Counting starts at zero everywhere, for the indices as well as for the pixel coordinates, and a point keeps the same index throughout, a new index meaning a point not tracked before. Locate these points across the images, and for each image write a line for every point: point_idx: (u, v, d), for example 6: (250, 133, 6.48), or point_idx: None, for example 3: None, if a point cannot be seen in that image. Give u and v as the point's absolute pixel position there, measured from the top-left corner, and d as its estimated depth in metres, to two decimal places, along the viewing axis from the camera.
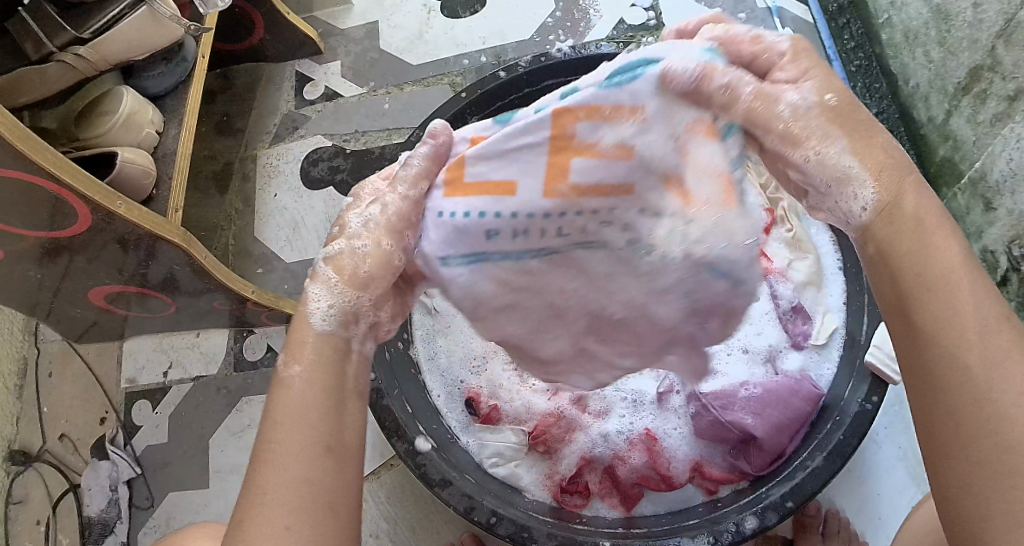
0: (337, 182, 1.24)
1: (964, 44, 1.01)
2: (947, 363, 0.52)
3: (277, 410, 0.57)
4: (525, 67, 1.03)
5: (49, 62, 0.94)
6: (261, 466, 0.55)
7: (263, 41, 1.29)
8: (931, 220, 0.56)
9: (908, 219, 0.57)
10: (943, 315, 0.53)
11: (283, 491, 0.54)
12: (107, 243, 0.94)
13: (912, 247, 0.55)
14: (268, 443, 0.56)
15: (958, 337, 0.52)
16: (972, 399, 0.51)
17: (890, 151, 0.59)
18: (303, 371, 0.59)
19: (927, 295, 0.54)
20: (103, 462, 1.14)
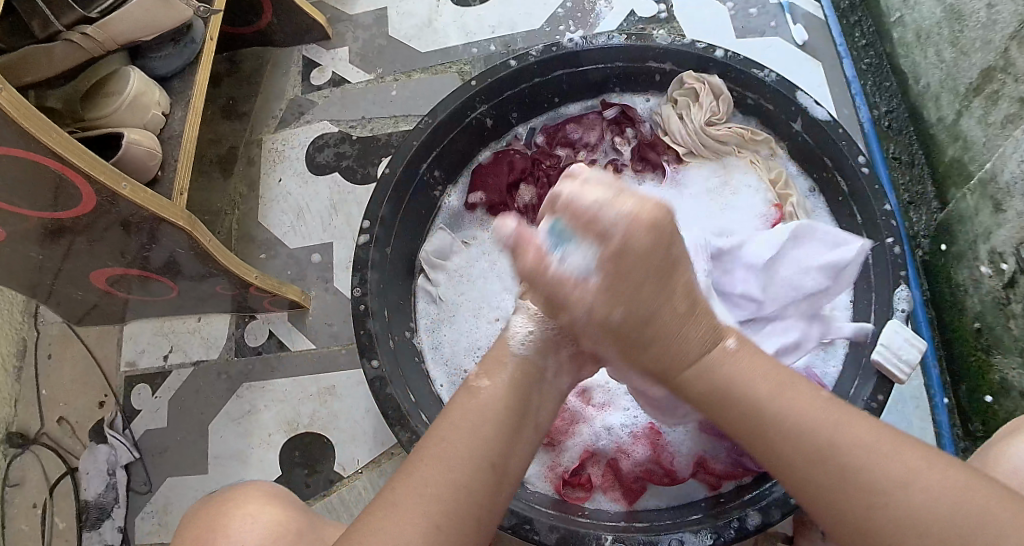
0: (342, 168, 1.23)
1: (977, 45, 1.00)
2: (815, 485, 0.60)
3: (462, 409, 0.67)
4: (535, 56, 1.01)
5: (55, 42, 0.93)
6: (428, 458, 0.63)
7: (271, 25, 1.28)
8: (734, 378, 0.65)
9: (720, 379, 0.66)
10: (786, 450, 0.61)
11: (444, 487, 0.61)
12: (111, 225, 0.93)
13: (735, 401, 0.64)
14: (442, 440, 0.64)
15: (812, 461, 0.60)
16: (846, 505, 0.58)
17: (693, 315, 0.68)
18: (496, 386, 0.68)
19: (763, 436, 0.62)
20: (101, 446, 1.13)
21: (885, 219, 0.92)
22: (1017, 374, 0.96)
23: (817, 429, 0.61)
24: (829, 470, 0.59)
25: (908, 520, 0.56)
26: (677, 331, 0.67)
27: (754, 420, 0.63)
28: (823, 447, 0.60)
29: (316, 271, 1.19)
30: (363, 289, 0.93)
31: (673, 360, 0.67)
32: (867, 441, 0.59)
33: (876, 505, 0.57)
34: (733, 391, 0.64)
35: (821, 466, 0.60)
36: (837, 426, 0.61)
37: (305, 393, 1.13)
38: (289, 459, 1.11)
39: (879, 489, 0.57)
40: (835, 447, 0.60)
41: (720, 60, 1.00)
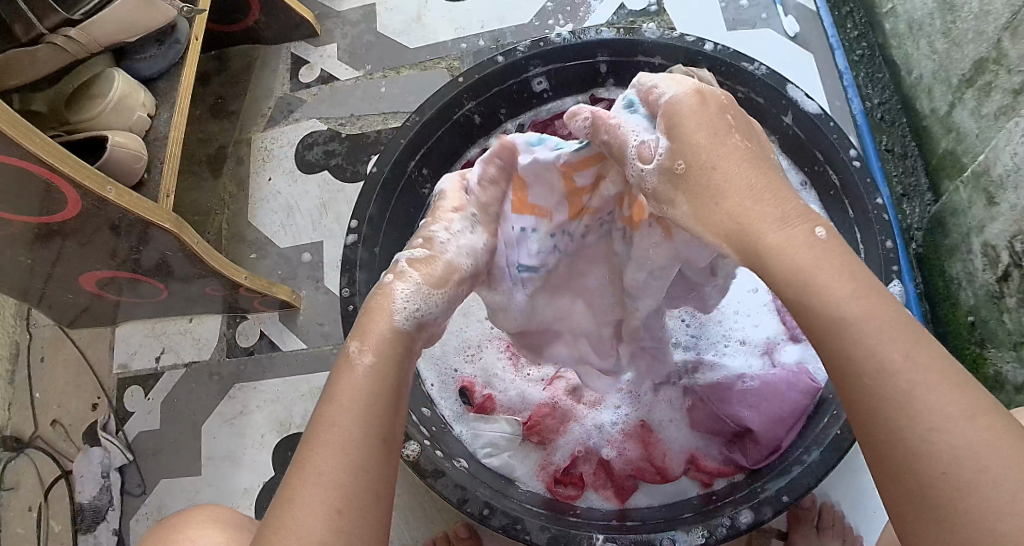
0: (332, 166, 1.23)
1: (969, 36, 1.00)
2: (864, 406, 0.55)
3: (344, 392, 0.61)
4: (523, 52, 1.01)
5: (39, 44, 0.92)
6: (315, 446, 0.58)
7: (258, 23, 1.27)
8: (807, 274, 0.59)
9: (780, 277, 0.60)
10: (853, 376, 0.55)
11: (337, 472, 0.57)
12: (99, 228, 0.93)
13: (806, 298, 0.58)
14: (329, 424, 0.59)
15: (868, 383, 0.54)
16: (891, 441, 0.53)
17: (752, 203, 0.63)
18: (381, 365, 0.63)
19: (830, 343, 0.56)
20: (95, 448, 1.13)
21: (875, 212, 0.92)
22: (1012, 368, 0.96)
23: (890, 350, 0.54)
24: (884, 394, 0.54)
25: (953, 472, 0.51)
26: (750, 213, 0.63)
27: (822, 321, 0.57)
28: (892, 365, 0.54)
29: (306, 270, 1.19)
30: (351, 289, 0.93)
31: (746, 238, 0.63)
32: (936, 386, 0.53)
33: (927, 443, 0.52)
34: (799, 292, 0.59)
35: (872, 384, 0.54)
36: (910, 351, 0.54)
37: (298, 393, 1.13)
38: (282, 459, 1.10)
39: (930, 429, 0.52)
40: (890, 370, 0.54)
41: (709, 53, 0.98)
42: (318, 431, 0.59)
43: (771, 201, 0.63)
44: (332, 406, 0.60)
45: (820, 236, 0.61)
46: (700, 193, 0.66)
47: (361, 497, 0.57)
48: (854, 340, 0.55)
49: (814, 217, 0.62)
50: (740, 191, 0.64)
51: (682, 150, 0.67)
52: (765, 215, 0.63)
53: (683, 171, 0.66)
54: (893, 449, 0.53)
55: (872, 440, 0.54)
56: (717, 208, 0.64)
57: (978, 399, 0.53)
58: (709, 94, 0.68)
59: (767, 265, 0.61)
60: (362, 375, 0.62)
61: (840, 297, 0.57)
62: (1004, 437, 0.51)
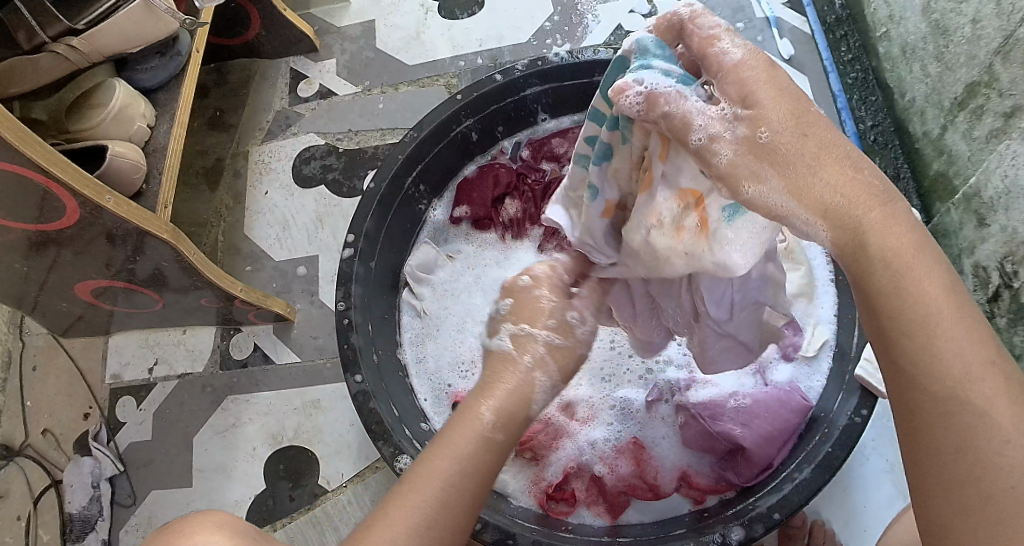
0: (328, 181, 1.23)
1: (961, 60, 1.01)
2: (931, 406, 0.52)
3: (454, 444, 0.62)
4: (521, 70, 1.01)
5: (41, 53, 0.92)
6: (421, 491, 0.59)
7: (259, 37, 1.28)
8: (904, 264, 0.54)
9: (877, 263, 0.55)
10: (931, 373, 0.52)
11: (437, 531, 0.58)
12: (95, 237, 0.93)
13: (901, 293, 0.54)
14: (439, 477, 0.60)
15: (949, 386, 0.52)
16: (961, 448, 0.51)
17: (850, 186, 0.56)
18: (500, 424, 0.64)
19: (913, 337, 0.53)
20: (86, 458, 1.11)
21: None
22: None
23: (966, 358, 0.52)
24: (957, 398, 0.51)
25: (1021, 487, 0.49)
26: (848, 191, 0.56)
27: (914, 314, 0.53)
28: (959, 380, 0.51)
29: (301, 283, 1.19)
30: (346, 303, 0.93)
31: (844, 217, 0.56)
32: (1005, 397, 0.51)
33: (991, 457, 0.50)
34: (900, 277, 0.54)
35: (946, 385, 0.52)
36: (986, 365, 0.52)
37: (291, 406, 1.13)
38: (274, 472, 1.10)
39: (1004, 441, 0.50)
40: (973, 375, 0.51)
41: None
42: (420, 479, 0.59)
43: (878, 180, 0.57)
44: (441, 458, 0.61)
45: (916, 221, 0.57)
46: (778, 164, 0.58)
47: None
48: (942, 340, 0.52)
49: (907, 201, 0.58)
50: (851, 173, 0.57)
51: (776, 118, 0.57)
52: (868, 190, 0.57)
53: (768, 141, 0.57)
54: (954, 456, 0.51)
55: (928, 444, 0.52)
56: (816, 179, 0.57)
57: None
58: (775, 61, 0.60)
59: (866, 245, 0.56)
60: (481, 435, 0.62)
61: (934, 294, 0.53)
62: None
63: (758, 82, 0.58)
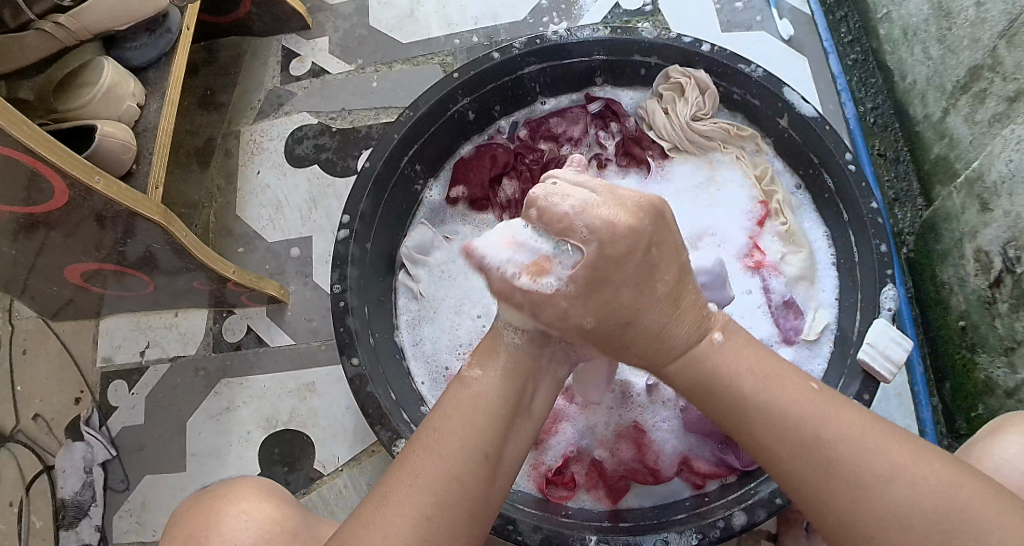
0: (322, 160, 1.21)
1: (964, 43, 1.00)
2: (808, 482, 0.60)
3: (452, 407, 0.65)
4: (519, 49, 0.99)
5: (28, 30, 0.90)
6: (417, 452, 0.63)
7: (250, 14, 1.25)
8: (717, 376, 0.65)
9: (706, 375, 0.65)
10: (775, 433, 0.61)
11: (439, 480, 0.61)
12: (84, 219, 0.91)
13: (730, 394, 0.63)
14: (433, 433, 0.63)
15: (803, 439, 0.60)
16: (834, 479, 0.59)
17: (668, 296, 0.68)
18: (489, 378, 0.67)
19: (755, 434, 0.62)
20: (77, 444, 1.10)
21: (871, 218, 0.91)
22: (1003, 374, 0.96)
23: (808, 426, 0.60)
24: (819, 465, 0.59)
25: (888, 493, 0.57)
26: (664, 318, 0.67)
27: (746, 419, 0.62)
28: (809, 437, 0.60)
29: (295, 265, 1.17)
30: (342, 285, 0.91)
31: (662, 351, 0.67)
32: (839, 421, 0.60)
33: (862, 492, 0.58)
34: (719, 391, 0.64)
35: (812, 458, 0.60)
36: (827, 422, 0.60)
37: (286, 390, 1.11)
38: (268, 456, 1.09)
39: (864, 461, 0.58)
40: (808, 420, 0.61)
41: (707, 55, 0.99)
42: (424, 442, 0.63)
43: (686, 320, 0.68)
44: (439, 421, 0.64)
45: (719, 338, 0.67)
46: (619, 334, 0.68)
47: (452, 512, 0.60)
48: (767, 406, 0.62)
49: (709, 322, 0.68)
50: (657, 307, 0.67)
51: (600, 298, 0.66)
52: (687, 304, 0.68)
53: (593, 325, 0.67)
54: (836, 516, 0.59)
55: (805, 494, 0.60)
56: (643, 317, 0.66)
57: (891, 442, 0.59)
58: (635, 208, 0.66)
59: (692, 359, 0.66)
60: (471, 397, 0.66)
61: (748, 384, 0.63)
62: (928, 466, 0.58)
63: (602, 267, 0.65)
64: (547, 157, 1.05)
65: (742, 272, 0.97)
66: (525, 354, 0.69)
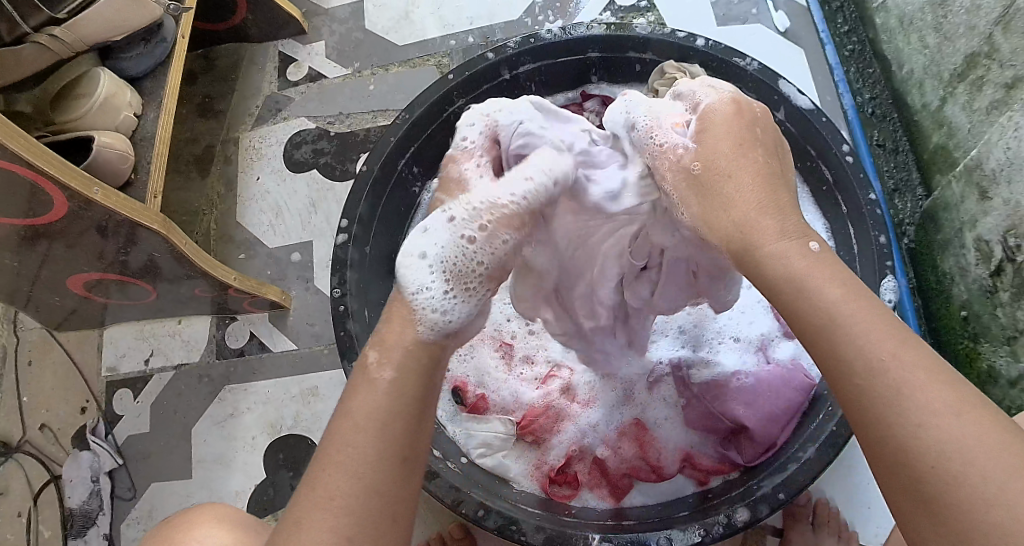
0: (321, 165, 1.22)
1: (960, 31, 0.99)
2: (863, 407, 0.53)
3: (355, 399, 0.58)
4: (513, 48, 1.00)
5: (25, 43, 0.90)
6: (328, 467, 0.56)
7: (246, 20, 1.26)
8: (801, 278, 0.58)
9: (779, 281, 0.59)
10: (848, 353, 0.54)
11: (347, 500, 0.55)
12: (86, 229, 0.91)
13: (810, 309, 0.57)
14: (341, 444, 0.56)
15: (874, 373, 0.53)
16: (899, 419, 0.51)
17: (747, 196, 0.63)
18: (390, 369, 0.60)
19: (824, 340, 0.56)
20: (84, 453, 1.11)
21: (869, 208, 0.92)
22: (1006, 362, 0.96)
23: (877, 347, 0.53)
24: (879, 389, 0.52)
25: (953, 453, 0.49)
26: (749, 211, 0.62)
27: (829, 328, 0.55)
28: (880, 363, 0.53)
29: (296, 270, 1.18)
30: (342, 289, 0.92)
31: (744, 244, 0.62)
32: (917, 366, 0.52)
33: (925, 437, 0.50)
34: (801, 303, 0.58)
35: (878, 381, 0.52)
36: (897, 349, 0.53)
37: (288, 395, 1.12)
38: (273, 461, 1.09)
39: (929, 414, 0.50)
40: (881, 349, 0.53)
41: (702, 49, 0.98)
42: (330, 454, 0.56)
43: (777, 214, 0.62)
44: (344, 425, 0.57)
45: (815, 248, 0.60)
46: (711, 215, 0.65)
47: (375, 524, 0.55)
48: (850, 329, 0.54)
49: (806, 232, 0.61)
50: (755, 193, 0.63)
51: (701, 154, 0.66)
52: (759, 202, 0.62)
53: (699, 172, 0.66)
54: (885, 443, 0.51)
55: (873, 440, 0.52)
56: (722, 212, 0.64)
57: (958, 383, 0.51)
58: (744, 102, 0.68)
59: (759, 254, 0.61)
60: (378, 389, 0.58)
61: (835, 294, 0.56)
62: (990, 421, 0.49)
63: (730, 125, 0.66)
64: None
65: None
66: (435, 342, 0.62)
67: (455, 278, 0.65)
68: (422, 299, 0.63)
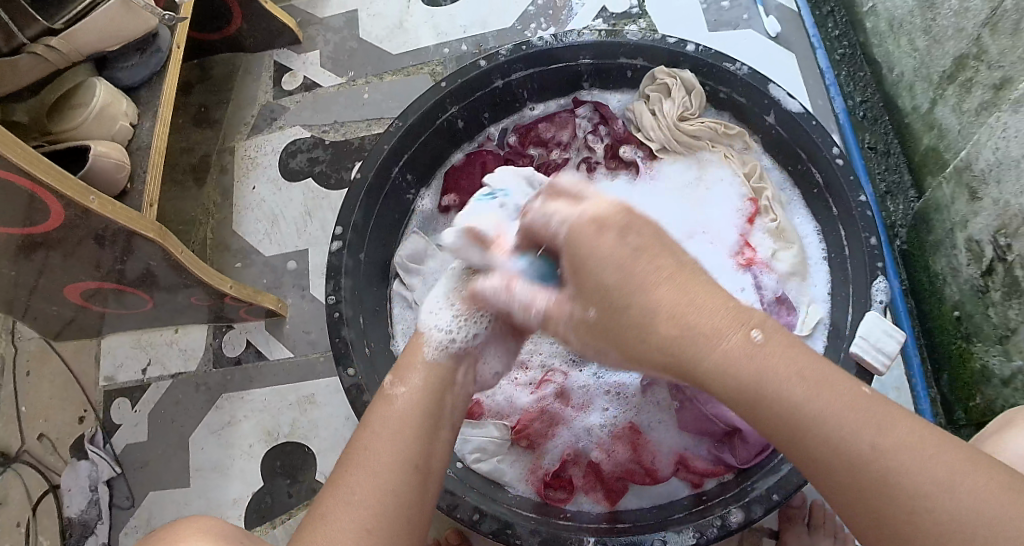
0: (316, 173, 1.22)
1: (949, 33, 1.00)
2: (857, 499, 0.52)
3: (377, 413, 0.65)
4: (505, 56, 1.00)
5: (20, 54, 0.92)
6: (351, 468, 0.60)
7: (241, 30, 1.27)
8: (757, 381, 0.55)
9: (736, 387, 0.56)
10: (828, 449, 0.53)
11: (373, 495, 0.59)
12: (84, 238, 0.92)
13: (776, 409, 0.55)
14: (364, 448, 0.62)
15: (861, 467, 0.52)
16: (897, 504, 0.51)
17: (677, 302, 0.59)
18: (410, 392, 0.67)
19: (802, 442, 0.54)
20: (82, 462, 1.11)
21: (860, 210, 0.91)
22: (998, 361, 0.96)
23: (857, 442, 0.52)
24: (866, 482, 0.52)
25: (954, 526, 0.49)
26: (689, 326, 0.58)
27: (797, 428, 0.54)
28: (868, 455, 0.52)
29: (292, 278, 1.18)
30: (337, 296, 0.92)
31: (689, 353, 0.58)
32: (902, 445, 0.52)
33: (925, 514, 0.50)
34: (765, 409, 0.55)
35: (864, 474, 0.52)
36: (877, 440, 0.52)
37: (285, 403, 1.12)
38: (270, 469, 1.09)
39: (924, 493, 0.50)
40: (860, 438, 0.52)
41: (692, 54, 1.00)
42: (356, 458, 0.61)
43: (707, 314, 0.58)
44: (368, 435, 0.63)
45: (758, 336, 0.57)
46: (638, 337, 0.61)
47: (392, 523, 0.58)
48: (822, 428, 0.53)
49: (745, 319, 0.58)
50: (681, 304, 0.59)
51: (596, 297, 0.64)
52: (709, 302, 0.59)
53: (600, 316, 0.64)
54: (883, 530, 0.51)
55: (869, 529, 0.52)
56: (653, 334, 0.60)
57: (943, 452, 0.52)
58: (606, 219, 0.65)
59: (707, 367, 0.57)
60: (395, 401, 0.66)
61: (800, 392, 0.54)
62: (980, 484, 0.50)
63: (621, 240, 0.63)
64: (537, 162, 1.06)
65: (735, 270, 0.97)
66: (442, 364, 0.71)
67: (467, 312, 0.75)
68: (437, 329, 0.74)
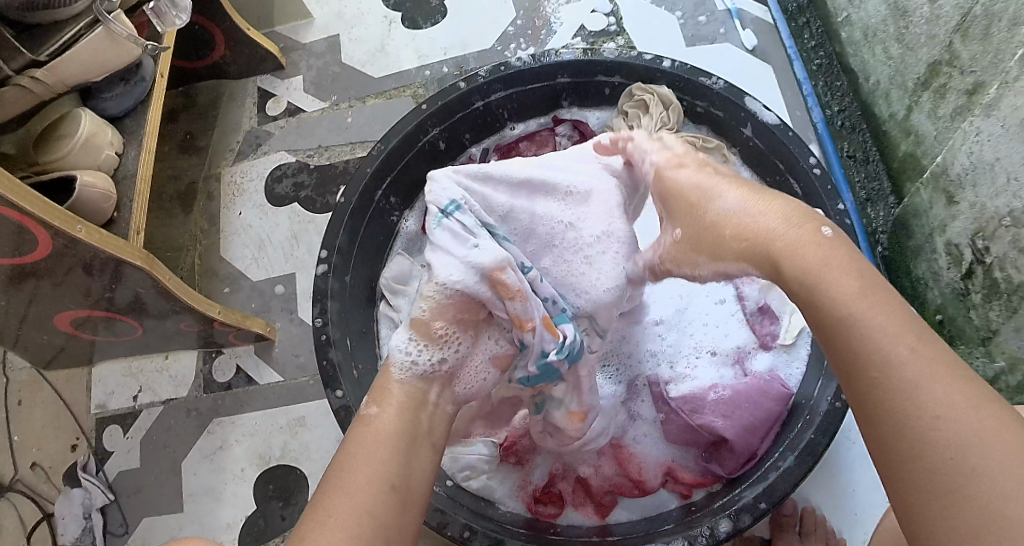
0: (302, 198, 1.23)
1: (922, 40, 1.02)
2: (877, 407, 0.56)
3: (359, 438, 0.67)
4: (484, 77, 1.01)
5: (7, 86, 0.91)
6: (329, 492, 0.62)
7: (224, 58, 1.28)
8: (817, 277, 0.63)
9: (796, 283, 0.64)
10: (866, 352, 0.57)
11: (355, 518, 0.60)
12: (72, 268, 0.93)
13: (824, 305, 0.61)
14: (343, 471, 0.64)
15: (888, 375, 0.56)
16: (908, 418, 0.54)
17: (759, 218, 0.68)
18: (386, 414, 0.70)
19: (845, 339, 0.59)
20: (75, 490, 1.11)
21: (838, 218, 0.92)
22: (982, 363, 0.98)
23: (894, 346, 0.56)
24: (894, 387, 0.55)
25: (958, 457, 0.52)
26: (764, 233, 0.68)
27: (842, 326, 0.59)
28: (892, 362, 0.56)
29: (280, 302, 1.19)
30: (323, 318, 0.93)
31: (766, 252, 0.67)
32: (933, 372, 0.55)
33: (932, 432, 0.53)
34: (823, 304, 0.61)
35: (888, 383, 0.55)
36: (913, 347, 0.56)
37: (277, 426, 1.12)
38: (263, 492, 1.10)
39: (937, 414, 0.53)
40: (896, 348, 0.56)
41: (668, 70, 1.01)
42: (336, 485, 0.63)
43: (775, 214, 0.68)
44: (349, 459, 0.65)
45: (828, 234, 0.66)
46: (712, 246, 0.71)
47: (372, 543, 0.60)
48: (868, 328, 0.58)
49: (818, 220, 0.67)
50: (773, 224, 0.68)
51: (686, 211, 0.74)
52: (780, 221, 0.68)
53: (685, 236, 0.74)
54: (893, 443, 0.54)
55: (884, 441, 0.55)
56: (725, 246, 0.70)
57: (973, 383, 0.54)
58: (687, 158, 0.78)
59: (781, 270, 0.66)
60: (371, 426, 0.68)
61: (851, 291, 0.61)
62: (996, 421, 0.52)
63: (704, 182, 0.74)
64: None
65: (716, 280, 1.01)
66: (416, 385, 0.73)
67: (424, 342, 0.73)
68: (399, 350, 0.73)
